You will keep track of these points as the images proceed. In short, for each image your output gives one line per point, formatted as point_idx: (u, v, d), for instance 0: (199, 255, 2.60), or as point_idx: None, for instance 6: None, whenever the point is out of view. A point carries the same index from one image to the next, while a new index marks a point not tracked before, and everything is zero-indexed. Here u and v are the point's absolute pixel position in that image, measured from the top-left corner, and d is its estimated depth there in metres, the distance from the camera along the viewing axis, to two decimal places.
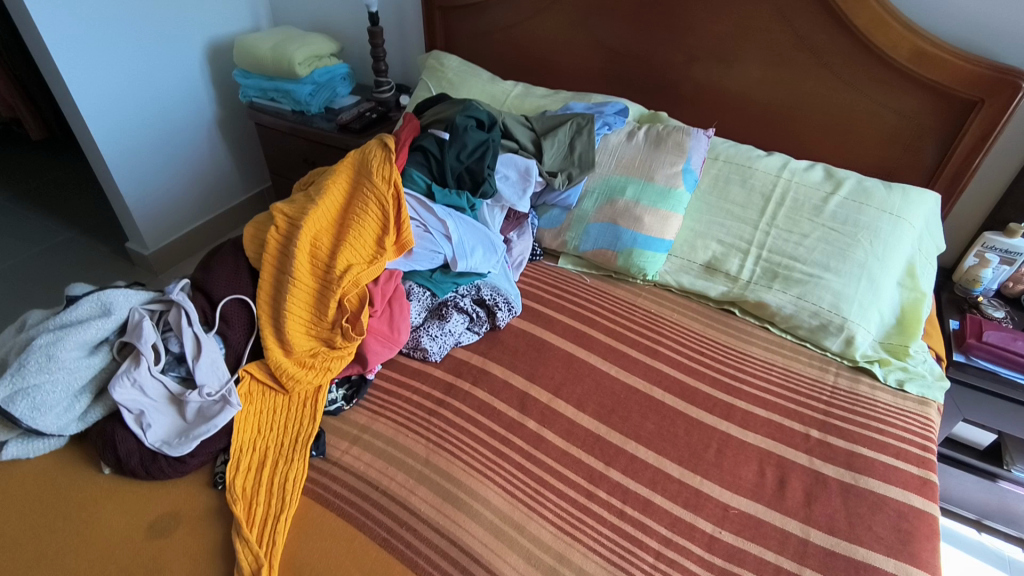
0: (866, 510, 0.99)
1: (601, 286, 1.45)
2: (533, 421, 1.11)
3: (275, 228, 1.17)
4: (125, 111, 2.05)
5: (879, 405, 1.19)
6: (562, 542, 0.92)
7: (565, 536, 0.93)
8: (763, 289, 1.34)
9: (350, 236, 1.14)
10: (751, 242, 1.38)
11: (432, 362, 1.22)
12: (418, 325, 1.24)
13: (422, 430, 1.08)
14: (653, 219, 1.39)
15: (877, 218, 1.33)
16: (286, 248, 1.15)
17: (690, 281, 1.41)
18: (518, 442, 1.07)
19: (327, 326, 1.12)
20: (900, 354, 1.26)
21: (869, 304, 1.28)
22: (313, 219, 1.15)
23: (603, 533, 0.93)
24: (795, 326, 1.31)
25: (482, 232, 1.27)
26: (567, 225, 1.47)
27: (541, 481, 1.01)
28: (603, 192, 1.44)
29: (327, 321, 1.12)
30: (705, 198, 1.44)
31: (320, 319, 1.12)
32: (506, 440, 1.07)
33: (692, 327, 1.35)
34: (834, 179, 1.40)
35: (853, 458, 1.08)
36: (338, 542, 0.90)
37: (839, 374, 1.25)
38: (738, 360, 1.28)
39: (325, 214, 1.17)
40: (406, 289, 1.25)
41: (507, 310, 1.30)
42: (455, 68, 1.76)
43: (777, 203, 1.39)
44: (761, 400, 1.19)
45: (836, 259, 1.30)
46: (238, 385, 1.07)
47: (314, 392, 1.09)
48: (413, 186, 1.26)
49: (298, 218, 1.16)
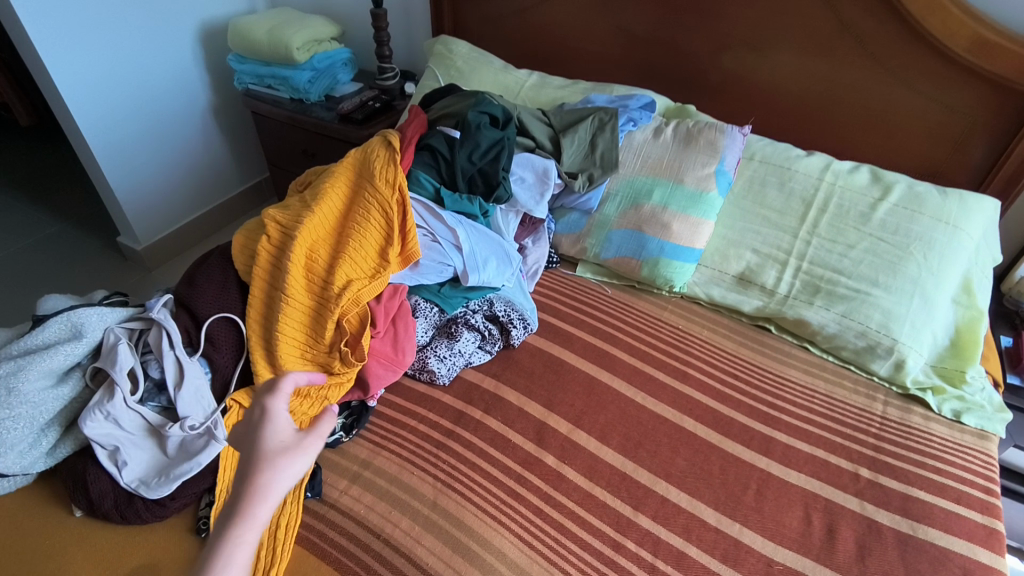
0: (927, 567, 0.88)
1: (623, 298, 1.34)
2: (552, 456, 1.00)
3: (267, 237, 1.05)
4: (113, 98, 1.93)
5: (935, 440, 1.07)
6: None
7: None
8: (803, 306, 1.22)
9: (350, 248, 1.03)
10: (790, 253, 1.25)
11: (439, 385, 1.11)
12: (425, 344, 1.13)
13: (429, 466, 0.97)
14: (682, 226, 1.26)
15: (931, 228, 1.20)
16: (279, 261, 1.03)
17: (722, 294, 1.29)
18: (536, 482, 0.97)
19: (324, 349, 1.01)
20: (956, 380, 1.15)
21: (922, 325, 1.16)
22: (308, 228, 1.03)
23: None
24: (838, 347, 1.19)
25: (496, 243, 1.15)
26: (587, 231, 1.35)
27: (562, 529, 0.90)
28: (628, 195, 1.31)
29: (324, 344, 1.01)
30: (739, 202, 1.32)
31: (317, 341, 1.01)
32: (522, 479, 0.97)
33: (724, 345, 1.24)
34: (882, 183, 1.27)
35: (909, 503, 0.97)
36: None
37: (887, 402, 1.14)
38: (775, 385, 1.16)
39: (323, 221, 1.06)
40: (412, 304, 1.14)
41: (523, 327, 1.18)
42: (465, 54, 1.63)
43: (819, 209, 1.26)
44: (802, 432, 1.07)
45: (886, 274, 1.18)
46: (225, 416, 0.97)
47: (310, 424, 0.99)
48: (420, 190, 1.14)
49: (292, 226, 1.04)
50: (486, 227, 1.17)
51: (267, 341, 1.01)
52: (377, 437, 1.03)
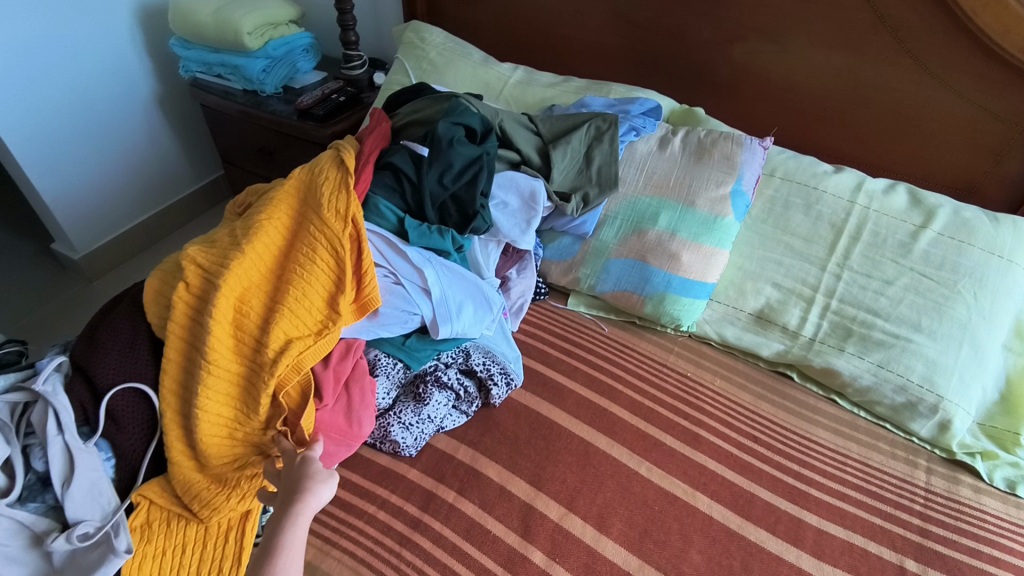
0: None
1: (621, 337, 1.15)
2: (540, 552, 0.82)
3: (185, 283, 0.84)
4: (35, 88, 1.67)
5: (989, 517, 0.91)
6: None
7: None
8: (832, 352, 1.05)
9: (289, 299, 0.82)
10: (817, 289, 1.08)
11: (404, 458, 0.92)
12: (387, 407, 0.94)
13: (389, 571, 0.79)
14: (693, 257, 1.07)
15: (983, 263, 1.03)
16: (200, 315, 0.83)
17: (736, 334, 1.11)
18: None
19: (258, 426, 0.81)
20: (1008, 443, 0.99)
21: (971, 378, 0.99)
22: (236, 274, 0.82)
23: None
24: (872, 401, 1.03)
25: (473, 284, 0.96)
26: (581, 259, 1.15)
27: None
28: (629, 219, 1.12)
29: (258, 421, 0.80)
30: (758, 227, 1.14)
31: (248, 417, 0.81)
32: None
33: (739, 398, 1.06)
34: (923, 207, 1.09)
35: None
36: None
37: (931, 470, 0.97)
38: (801, 448, 0.99)
39: (256, 264, 0.85)
40: (372, 359, 0.94)
41: (505, 383, 1.00)
42: (439, 45, 1.41)
43: (851, 238, 1.09)
44: (836, 510, 0.91)
45: (929, 317, 1.01)
46: (129, 516, 0.78)
47: (241, 519, 0.81)
48: (380, 220, 0.94)
49: (216, 270, 0.83)
50: (460, 264, 0.98)
51: (187, 419, 0.81)
52: (326, 531, 0.84)
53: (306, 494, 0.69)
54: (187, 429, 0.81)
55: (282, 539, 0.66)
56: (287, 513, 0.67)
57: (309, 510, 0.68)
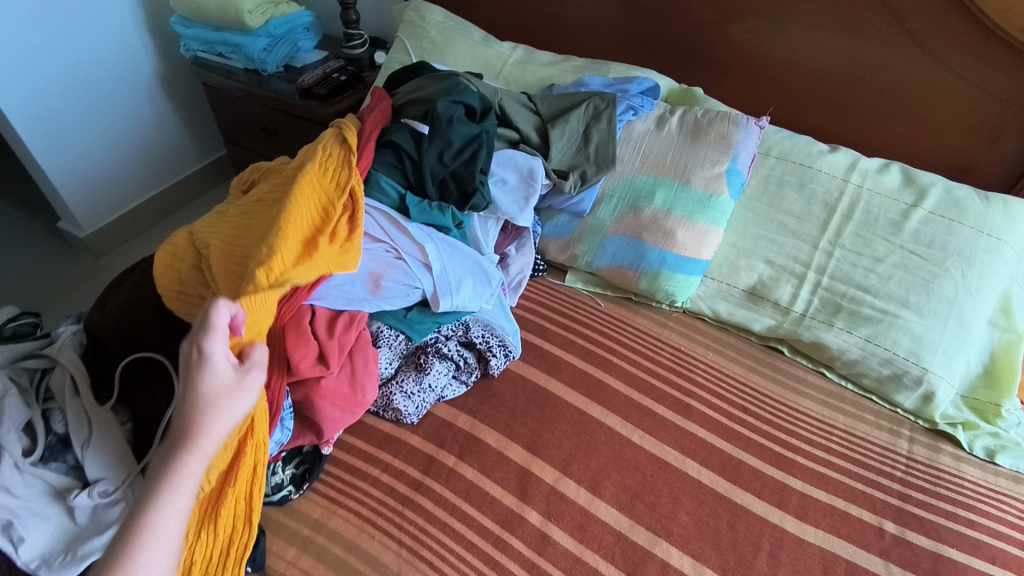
0: None
1: (617, 313, 1.18)
2: (536, 513, 0.86)
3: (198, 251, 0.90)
4: (40, 68, 1.68)
5: (967, 484, 0.95)
6: None
7: None
8: (821, 327, 1.08)
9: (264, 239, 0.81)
10: (808, 266, 1.10)
11: (406, 425, 0.96)
12: (389, 376, 0.98)
13: (392, 529, 0.84)
14: (688, 235, 1.10)
15: (972, 241, 1.05)
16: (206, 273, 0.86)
17: (729, 310, 1.14)
18: (517, 546, 0.83)
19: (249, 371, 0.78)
20: (989, 414, 1.02)
21: (956, 352, 1.02)
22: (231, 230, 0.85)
23: None
24: (859, 374, 1.06)
25: (472, 259, 0.99)
26: (578, 236, 1.18)
27: None
28: (625, 196, 1.14)
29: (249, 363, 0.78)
30: (753, 205, 1.16)
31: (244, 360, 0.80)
32: (501, 543, 0.83)
33: (731, 371, 1.10)
34: (916, 185, 1.11)
35: (941, 564, 0.85)
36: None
37: (914, 439, 1.01)
38: (789, 419, 1.03)
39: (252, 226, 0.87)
40: (375, 331, 0.97)
41: (503, 355, 1.04)
42: (439, 23, 1.41)
43: (844, 216, 1.11)
44: (820, 477, 0.95)
45: (918, 294, 1.04)
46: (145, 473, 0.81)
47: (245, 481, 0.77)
48: (383, 196, 0.97)
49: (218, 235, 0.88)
50: (460, 240, 1.01)
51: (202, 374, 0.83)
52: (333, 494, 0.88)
53: (200, 420, 0.56)
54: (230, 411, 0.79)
55: (163, 481, 0.54)
56: (179, 451, 0.55)
57: (206, 443, 0.56)
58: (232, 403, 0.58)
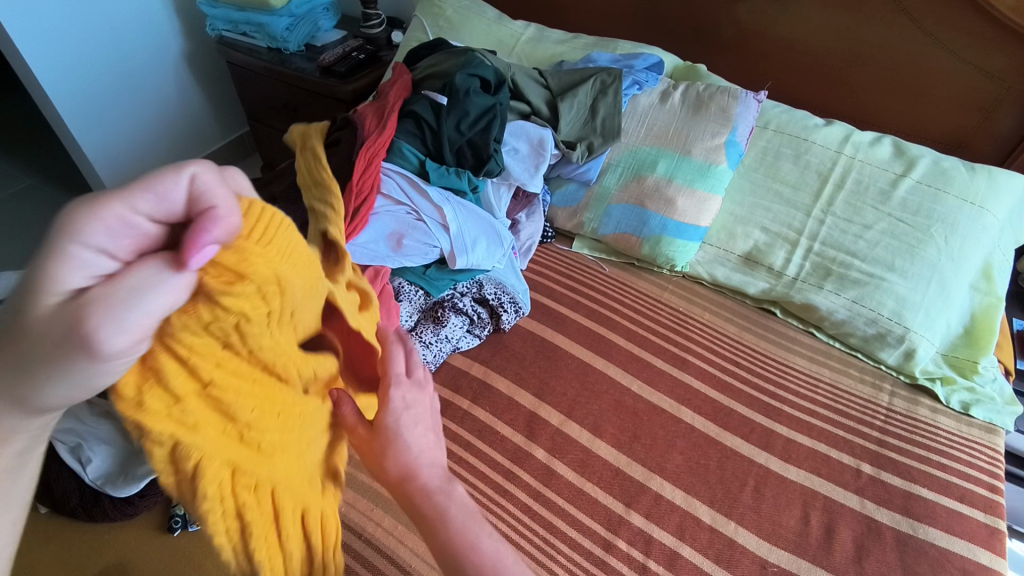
0: (926, 569, 0.86)
1: (620, 277, 1.26)
2: (542, 450, 0.96)
3: None
4: (75, 46, 1.77)
5: (941, 433, 1.03)
6: None
7: None
8: (812, 290, 1.15)
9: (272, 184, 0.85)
10: (801, 232, 1.17)
11: (425, 372, 1.05)
12: (410, 328, 1.07)
13: None
14: (687, 202, 1.17)
15: (956, 209, 1.11)
16: None
17: (726, 274, 1.22)
18: (525, 477, 0.92)
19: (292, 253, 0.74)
20: (967, 370, 1.09)
21: (937, 313, 1.09)
22: None
23: None
24: (846, 333, 1.14)
25: (486, 221, 1.07)
26: (585, 204, 1.26)
27: (550, 527, 0.87)
28: (629, 165, 1.22)
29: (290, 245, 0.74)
30: (750, 175, 1.23)
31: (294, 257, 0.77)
32: (511, 474, 0.93)
33: (726, 330, 1.18)
34: (906, 157, 1.17)
35: (912, 501, 0.93)
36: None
37: (894, 393, 1.09)
38: (778, 373, 1.11)
39: None
40: (396, 287, 1.06)
41: (514, 311, 1.12)
42: (456, 3, 1.48)
43: (836, 185, 1.17)
44: (804, 425, 1.03)
45: (903, 258, 1.11)
46: None
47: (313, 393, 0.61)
48: (404, 163, 1.05)
49: None
50: (475, 204, 1.09)
51: None
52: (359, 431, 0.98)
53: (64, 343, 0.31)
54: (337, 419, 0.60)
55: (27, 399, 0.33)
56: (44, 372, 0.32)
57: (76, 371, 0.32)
58: (102, 323, 0.31)
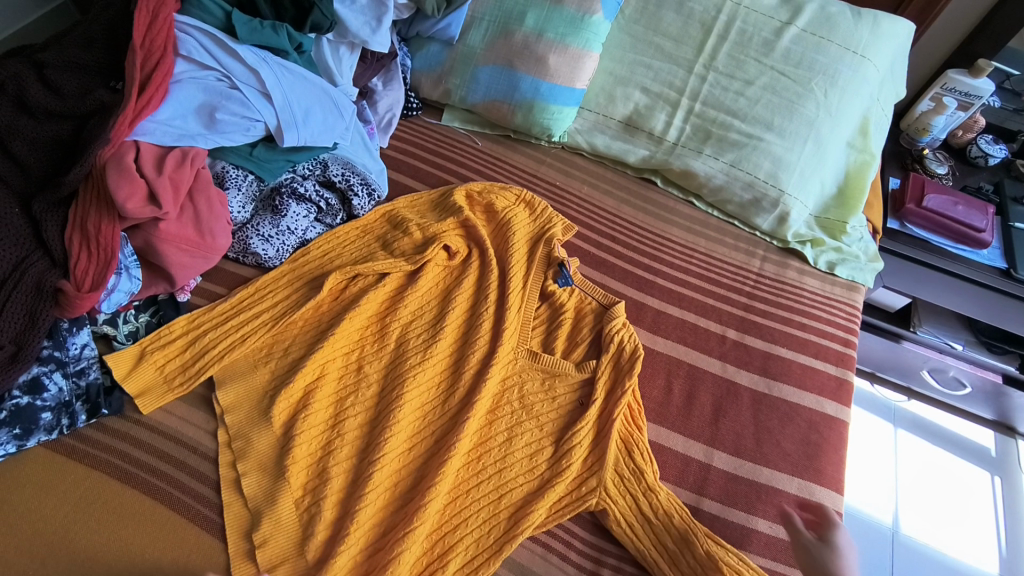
0: (776, 423, 0.89)
1: (494, 151, 1.15)
2: (411, 359, 0.86)
3: (520, 396, 0.85)
4: None
5: (806, 293, 1.04)
6: (443, 521, 0.74)
7: (450, 510, 0.75)
8: (690, 154, 1.08)
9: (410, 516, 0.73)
10: (682, 91, 1.08)
11: (269, 268, 0.94)
12: (244, 221, 0.92)
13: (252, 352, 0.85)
14: (560, 60, 1.04)
15: (836, 58, 1.05)
16: (444, 432, 0.81)
17: (605, 142, 1.12)
18: (386, 385, 0.83)
19: (419, 428, 0.81)
20: (836, 231, 1.09)
21: (811, 172, 1.06)
22: (475, 435, 0.81)
23: (494, 500, 0.76)
24: (724, 201, 1.09)
25: (319, 88, 0.91)
26: (449, 68, 1.10)
27: (414, 434, 0.81)
28: (495, 19, 1.06)
29: (421, 424, 0.81)
30: (630, 28, 1.11)
31: (422, 425, 0.81)
32: (369, 382, 0.83)
33: (604, 204, 1.11)
34: (793, 3, 1.09)
35: (770, 361, 0.95)
36: (226, 408, 0.80)
37: (766, 258, 1.08)
38: (654, 245, 1.06)
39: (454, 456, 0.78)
40: (219, 172, 0.90)
41: (368, 195, 0.99)
42: None
43: (719, 36, 1.08)
44: (676, 295, 1.01)
45: (781, 115, 1.05)
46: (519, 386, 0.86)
47: (488, 344, 0.89)
48: (205, 16, 0.86)
49: (532, 402, 0.85)
50: (303, 67, 0.92)
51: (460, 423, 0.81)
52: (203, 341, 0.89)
53: None
54: (499, 457, 0.80)
55: None
56: None
57: None
58: None
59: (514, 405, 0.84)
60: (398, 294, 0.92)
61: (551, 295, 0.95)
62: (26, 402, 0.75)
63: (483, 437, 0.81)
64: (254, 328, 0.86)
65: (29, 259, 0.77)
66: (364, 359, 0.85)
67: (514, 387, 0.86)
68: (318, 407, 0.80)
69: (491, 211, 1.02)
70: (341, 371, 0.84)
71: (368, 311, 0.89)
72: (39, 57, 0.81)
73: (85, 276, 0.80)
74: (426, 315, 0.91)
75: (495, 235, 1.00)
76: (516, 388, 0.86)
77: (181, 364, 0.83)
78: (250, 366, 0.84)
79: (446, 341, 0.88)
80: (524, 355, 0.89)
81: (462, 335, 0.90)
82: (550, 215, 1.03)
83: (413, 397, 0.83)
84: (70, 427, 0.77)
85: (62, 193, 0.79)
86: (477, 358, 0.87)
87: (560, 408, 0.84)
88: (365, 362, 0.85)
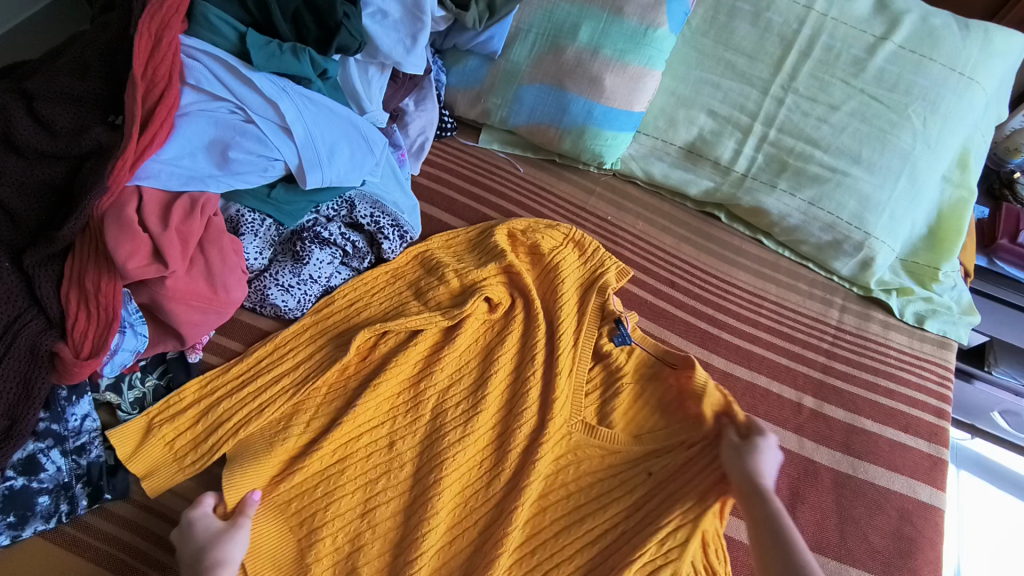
0: (862, 512, 0.78)
1: (537, 178, 1.03)
2: (449, 435, 0.75)
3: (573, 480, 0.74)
4: None
5: (892, 352, 0.92)
6: None
7: None
8: (763, 188, 0.95)
9: None
10: (755, 116, 0.95)
11: (290, 320, 0.84)
12: (262, 269, 0.82)
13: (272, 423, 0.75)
14: (617, 80, 0.91)
15: (939, 80, 0.91)
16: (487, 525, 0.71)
17: (664, 172, 1.00)
18: (421, 467, 0.73)
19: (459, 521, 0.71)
20: (926, 278, 0.97)
21: (902, 213, 0.93)
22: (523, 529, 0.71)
23: None
24: (798, 241, 0.97)
25: (346, 120, 0.80)
26: (489, 86, 0.98)
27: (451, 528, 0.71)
28: (544, 31, 0.93)
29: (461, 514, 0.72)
30: (696, 41, 0.97)
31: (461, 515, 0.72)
32: (401, 463, 0.73)
33: (661, 242, 0.98)
34: (889, 13, 0.93)
35: (853, 436, 0.84)
36: None
37: (845, 308, 0.96)
38: (719, 292, 0.94)
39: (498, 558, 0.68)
40: (234, 217, 0.79)
41: (399, 237, 0.88)
42: None
43: (801, 52, 0.94)
44: (745, 353, 0.89)
45: (871, 147, 0.91)
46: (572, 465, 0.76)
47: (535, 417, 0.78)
48: (216, 39, 0.74)
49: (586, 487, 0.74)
50: (327, 95, 0.80)
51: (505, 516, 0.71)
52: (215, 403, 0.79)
53: None
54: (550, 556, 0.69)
55: None
56: None
57: None
58: None
59: (566, 491, 0.73)
60: (434, 354, 0.81)
61: (606, 356, 0.84)
62: (22, 484, 0.67)
63: (532, 531, 0.71)
64: (273, 396, 0.76)
65: (22, 320, 0.68)
66: (396, 434, 0.75)
67: (566, 469, 0.75)
68: (344, 493, 0.71)
69: (537, 253, 0.90)
70: (369, 448, 0.74)
71: (401, 374, 0.79)
72: (26, 85, 0.70)
73: (84, 339, 0.70)
74: (465, 379, 0.80)
75: (541, 280, 0.88)
76: (567, 469, 0.75)
77: (192, 440, 0.74)
78: (269, 443, 0.74)
79: (489, 412, 0.78)
80: (576, 429, 0.78)
81: (507, 403, 0.79)
82: (602, 256, 0.91)
83: (452, 482, 0.73)
84: (70, 514, 0.68)
85: (55, 247, 0.69)
86: (523, 434, 0.76)
87: (619, 493, 0.74)
88: (397, 437, 0.75)
